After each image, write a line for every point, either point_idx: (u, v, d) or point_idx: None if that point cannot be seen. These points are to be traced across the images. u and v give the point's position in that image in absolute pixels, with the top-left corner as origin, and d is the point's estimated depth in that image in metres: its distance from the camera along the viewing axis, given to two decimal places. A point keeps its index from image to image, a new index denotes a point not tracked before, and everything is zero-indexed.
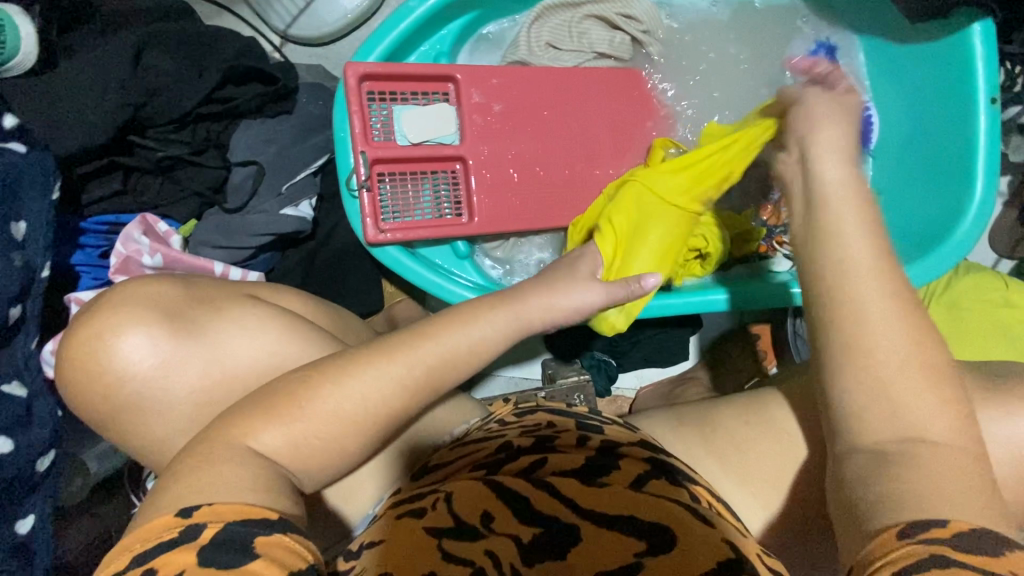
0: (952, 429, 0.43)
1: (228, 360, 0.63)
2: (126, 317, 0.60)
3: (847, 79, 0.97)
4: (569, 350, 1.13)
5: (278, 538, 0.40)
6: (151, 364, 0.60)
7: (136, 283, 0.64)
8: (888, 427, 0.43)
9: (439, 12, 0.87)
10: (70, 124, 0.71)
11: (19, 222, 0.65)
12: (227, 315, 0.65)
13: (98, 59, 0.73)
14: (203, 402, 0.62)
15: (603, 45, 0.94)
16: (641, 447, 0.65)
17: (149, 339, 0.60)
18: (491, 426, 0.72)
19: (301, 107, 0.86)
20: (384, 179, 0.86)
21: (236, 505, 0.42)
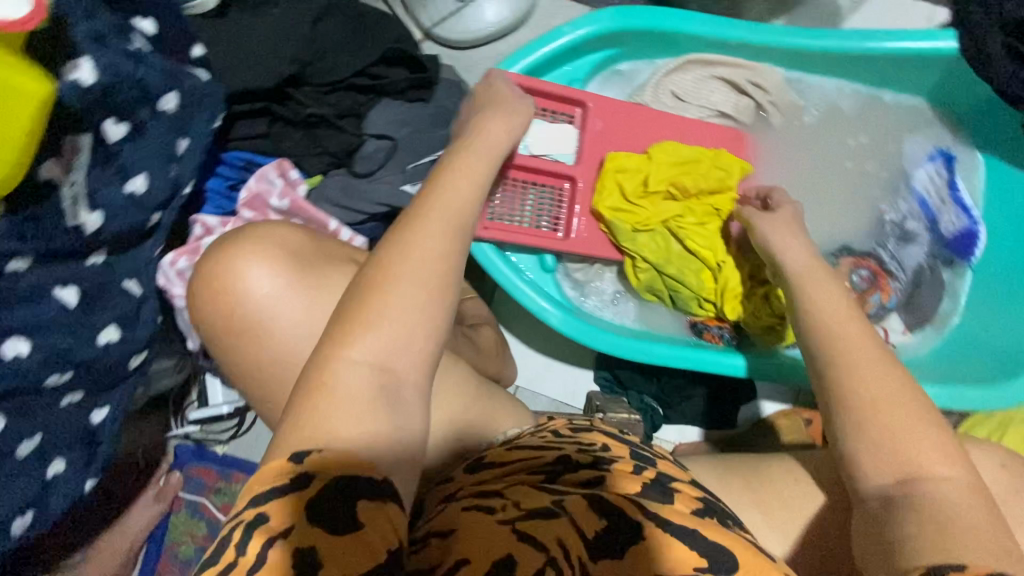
0: (949, 472, 0.54)
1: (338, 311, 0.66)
2: (264, 246, 0.66)
3: (959, 191, 0.98)
4: (619, 386, 1.13)
5: (382, 506, 0.42)
6: (271, 292, 0.65)
7: (274, 228, 0.70)
8: (891, 470, 0.55)
9: (585, 42, 0.93)
10: (246, 66, 0.77)
11: (183, 140, 0.68)
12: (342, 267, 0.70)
13: (282, 17, 0.80)
14: (305, 341, 0.66)
15: (727, 106, 0.98)
16: (695, 486, 0.67)
17: (273, 269, 0.66)
18: (545, 436, 0.74)
19: (437, 98, 0.92)
20: (497, 180, 0.90)
21: (346, 454, 0.44)
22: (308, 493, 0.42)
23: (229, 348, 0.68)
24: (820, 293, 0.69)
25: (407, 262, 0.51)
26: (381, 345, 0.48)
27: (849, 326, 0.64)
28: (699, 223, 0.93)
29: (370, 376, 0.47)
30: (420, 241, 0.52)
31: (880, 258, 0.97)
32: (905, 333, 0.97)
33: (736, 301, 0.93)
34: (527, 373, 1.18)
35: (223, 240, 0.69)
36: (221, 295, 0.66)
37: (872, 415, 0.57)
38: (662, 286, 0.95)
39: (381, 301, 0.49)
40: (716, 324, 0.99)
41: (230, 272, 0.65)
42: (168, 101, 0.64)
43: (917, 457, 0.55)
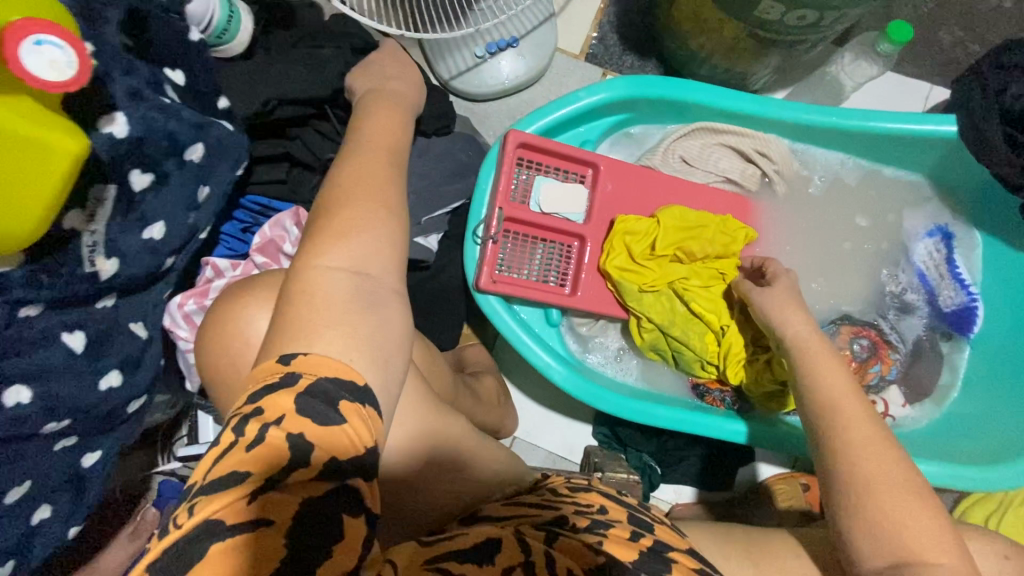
0: (940, 558, 0.57)
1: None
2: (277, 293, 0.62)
3: (958, 267, 1.00)
4: (618, 443, 1.12)
5: (358, 406, 0.48)
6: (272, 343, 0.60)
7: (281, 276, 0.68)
8: (882, 552, 0.58)
9: (599, 107, 0.95)
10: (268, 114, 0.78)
11: (205, 187, 0.69)
12: None
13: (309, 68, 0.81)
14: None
15: (734, 173, 1.01)
16: (689, 555, 0.70)
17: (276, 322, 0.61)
18: (544, 494, 0.76)
19: (454, 152, 0.94)
20: (508, 236, 0.92)
21: (329, 361, 0.49)
22: (298, 388, 0.47)
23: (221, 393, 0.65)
24: (825, 374, 0.70)
25: (349, 187, 0.61)
26: (351, 253, 0.56)
27: (852, 405, 0.67)
28: (703, 286, 0.95)
29: (346, 281, 0.55)
30: (355, 165, 0.63)
31: (880, 328, 0.98)
32: (904, 406, 0.97)
33: (738, 365, 0.94)
34: (526, 424, 1.16)
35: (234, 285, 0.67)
36: (224, 344, 0.62)
37: (872, 496, 0.60)
38: (666, 347, 0.96)
39: (328, 225, 0.58)
40: (718, 387, 0.99)
41: (238, 321, 0.61)
42: (195, 152, 0.65)
43: (912, 543, 0.57)
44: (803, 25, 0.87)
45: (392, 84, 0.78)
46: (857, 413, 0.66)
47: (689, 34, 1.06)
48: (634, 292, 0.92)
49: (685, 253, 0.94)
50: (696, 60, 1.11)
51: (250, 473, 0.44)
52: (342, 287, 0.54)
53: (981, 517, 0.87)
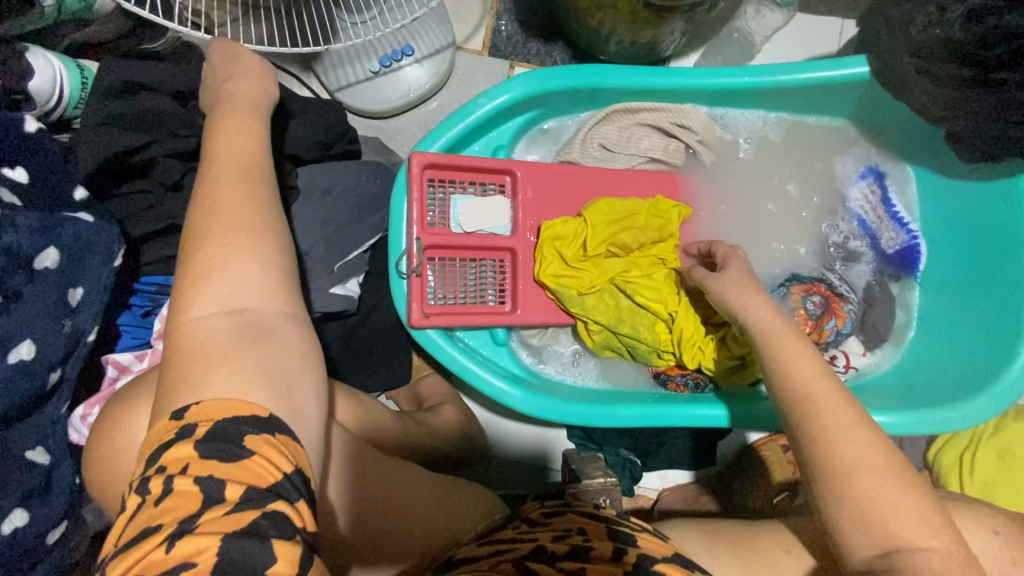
0: (931, 540, 0.52)
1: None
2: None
3: (894, 206, 0.98)
4: (594, 444, 1.09)
5: (264, 437, 0.44)
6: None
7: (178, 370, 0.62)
8: (873, 542, 0.53)
9: (504, 109, 0.90)
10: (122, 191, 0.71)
11: (77, 288, 0.64)
12: None
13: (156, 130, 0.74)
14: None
15: (657, 151, 0.97)
16: (676, 565, 0.65)
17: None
18: (519, 528, 0.72)
19: (360, 185, 0.87)
20: (434, 264, 0.87)
21: (223, 402, 0.45)
22: (195, 436, 0.43)
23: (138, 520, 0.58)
24: (781, 351, 0.65)
25: (205, 226, 0.52)
26: (219, 294, 0.50)
27: (822, 383, 0.62)
28: (647, 277, 0.91)
29: (224, 324, 0.50)
30: (213, 195, 0.54)
31: (830, 283, 0.96)
32: (866, 354, 0.97)
33: (698, 351, 0.91)
34: (499, 444, 1.13)
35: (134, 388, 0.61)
36: (124, 456, 0.56)
37: (848, 482, 0.55)
38: (620, 345, 0.92)
39: (199, 283, 0.50)
40: (680, 372, 0.96)
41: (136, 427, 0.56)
42: (49, 258, 0.61)
43: (892, 527, 0.52)
44: None
45: (229, 85, 0.65)
46: (821, 388, 0.61)
47: (587, 12, 1.00)
48: (575, 297, 0.88)
49: (618, 246, 0.90)
50: (602, 38, 1.06)
51: (163, 526, 0.39)
52: (232, 373, 0.47)
53: (954, 458, 0.86)
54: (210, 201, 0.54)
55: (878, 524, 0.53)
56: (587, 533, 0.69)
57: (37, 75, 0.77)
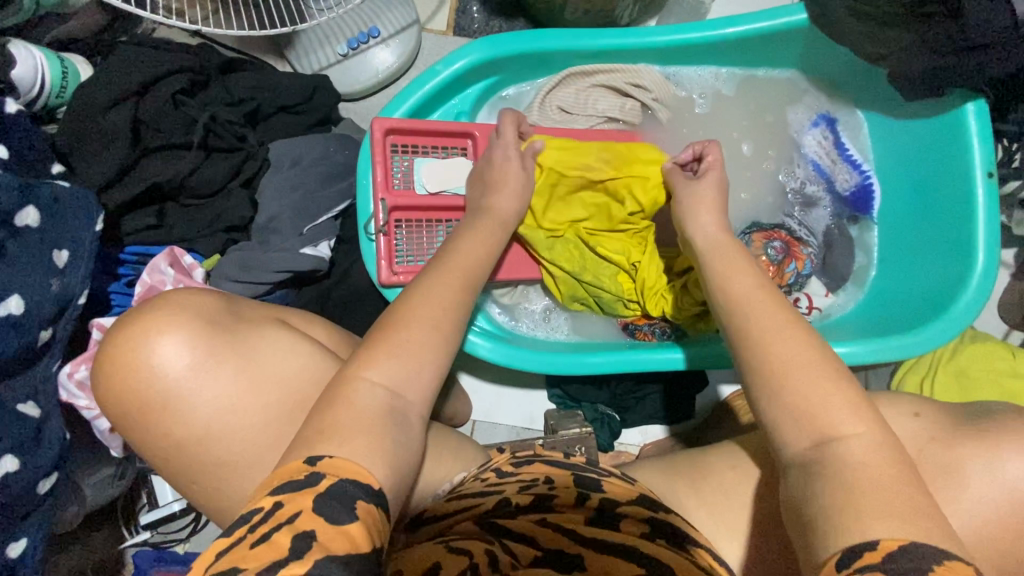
0: (858, 427, 0.54)
1: (268, 369, 0.68)
2: (178, 313, 0.66)
3: (847, 149, 1.01)
4: (573, 401, 1.11)
5: (371, 509, 0.47)
6: (187, 360, 0.65)
7: (167, 301, 0.68)
8: (805, 434, 0.55)
9: (462, 76, 0.94)
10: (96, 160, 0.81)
11: (62, 250, 0.68)
12: (260, 333, 0.70)
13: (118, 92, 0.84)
14: (232, 396, 0.66)
15: (614, 111, 1.00)
16: (641, 504, 0.65)
17: (189, 341, 0.65)
18: (487, 476, 0.70)
19: (329, 155, 0.92)
20: (401, 225, 0.91)
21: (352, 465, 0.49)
22: (318, 489, 0.46)
23: (149, 431, 0.66)
24: (719, 280, 0.68)
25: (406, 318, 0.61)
26: (395, 370, 0.57)
27: (754, 301, 0.65)
28: (608, 229, 0.96)
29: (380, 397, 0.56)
30: (426, 296, 0.64)
31: (789, 228, 0.98)
32: (828, 295, 1.00)
33: (663, 297, 0.95)
34: (482, 407, 1.16)
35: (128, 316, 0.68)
36: (129, 371, 0.64)
37: (774, 380, 0.57)
38: (584, 294, 0.97)
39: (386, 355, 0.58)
40: (647, 321, 1.00)
41: (139, 343, 0.64)
42: (29, 216, 0.66)
43: (822, 417, 0.55)
44: None
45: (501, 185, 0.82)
46: (748, 301, 0.65)
47: None
48: (544, 246, 0.93)
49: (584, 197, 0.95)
50: (557, 9, 1.10)
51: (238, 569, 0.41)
52: (361, 437, 0.51)
53: (917, 387, 0.88)
54: (433, 298, 0.64)
55: (807, 417, 0.55)
56: (553, 481, 0.67)
57: (19, 64, 0.83)
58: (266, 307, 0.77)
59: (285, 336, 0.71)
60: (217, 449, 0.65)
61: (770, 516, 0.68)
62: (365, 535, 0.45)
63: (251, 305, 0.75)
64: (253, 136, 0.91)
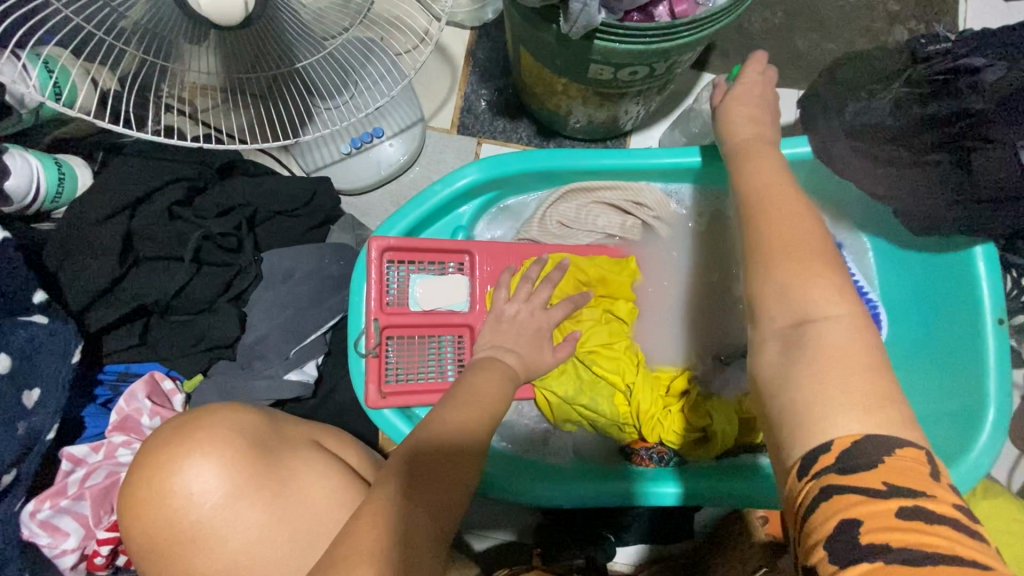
0: (839, 308, 0.48)
1: (304, 499, 0.61)
2: (216, 436, 0.60)
3: (854, 275, 0.99)
4: (565, 521, 1.06)
5: None
6: (222, 491, 0.58)
7: (203, 411, 0.62)
8: (789, 313, 0.49)
9: (462, 193, 0.93)
10: (81, 279, 0.79)
11: (33, 390, 0.66)
12: (300, 457, 0.63)
13: (107, 208, 0.83)
14: (264, 535, 0.59)
15: (614, 228, 0.99)
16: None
17: (223, 468, 0.58)
18: None
19: (324, 268, 0.91)
20: (392, 342, 0.88)
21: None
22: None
23: (173, 566, 0.58)
24: None
25: (440, 451, 0.61)
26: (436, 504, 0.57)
27: None
28: (607, 347, 0.93)
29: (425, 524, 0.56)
30: (455, 421, 0.64)
31: None
32: None
33: (665, 426, 0.92)
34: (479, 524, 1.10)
35: (165, 428, 0.62)
36: (157, 499, 0.58)
37: None
38: (581, 416, 0.92)
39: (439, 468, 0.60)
40: (644, 446, 0.95)
41: (170, 468, 0.58)
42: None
43: None
44: (638, 77, 0.87)
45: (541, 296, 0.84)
46: None
47: (545, 96, 1.05)
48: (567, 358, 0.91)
49: (601, 308, 0.95)
50: (561, 117, 1.10)
51: None
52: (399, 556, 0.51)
53: None
54: (466, 426, 0.64)
55: None
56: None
57: (13, 176, 0.83)
58: (302, 419, 0.70)
59: (321, 458, 0.65)
60: None
61: None
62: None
63: (289, 418, 0.68)
64: (248, 246, 0.89)
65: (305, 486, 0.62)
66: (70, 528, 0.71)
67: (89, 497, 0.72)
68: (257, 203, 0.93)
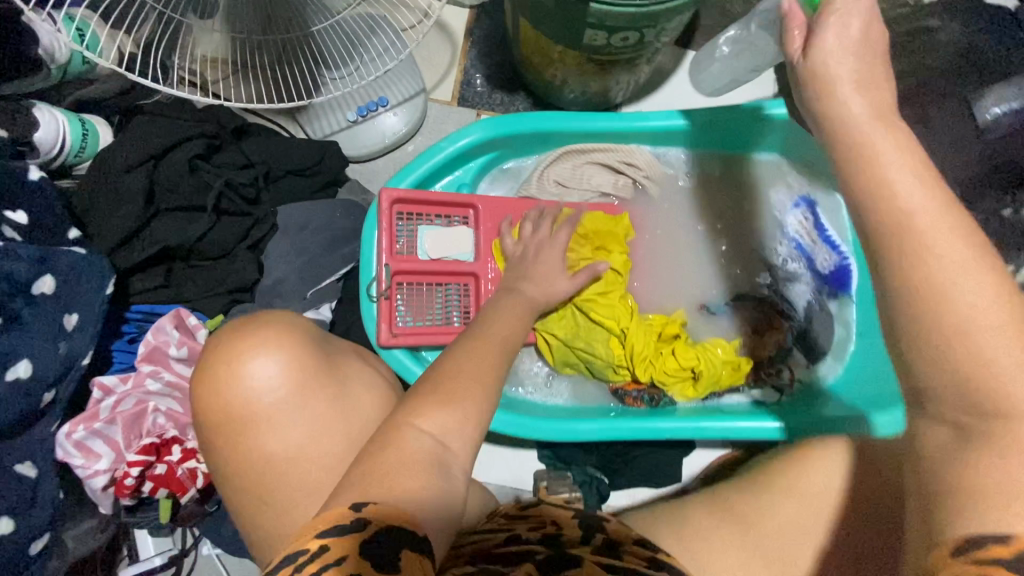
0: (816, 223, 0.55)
1: (355, 404, 0.64)
2: (282, 332, 0.63)
3: (827, 230, 1.08)
4: (563, 464, 1.12)
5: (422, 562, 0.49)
6: (283, 383, 0.61)
7: (256, 316, 0.66)
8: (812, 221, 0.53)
9: (465, 151, 0.99)
10: (110, 223, 0.84)
11: (71, 314, 0.71)
12: (348, 362, 0.67)
13: (132, 157, 0.87)
14: (323, 425, 0.61)
15: (607, 187, 1.06)
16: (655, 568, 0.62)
17: (284, 360, 0.61)
18: (499, 519, 0.73)
19: (336, 220, 0.97)
20: (402, 288, 0.94)
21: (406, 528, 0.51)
22: (365, 535, 0.48)
23: (231, 453, 0.61)
24: None
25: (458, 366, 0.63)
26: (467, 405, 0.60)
27: None
28: (603, 295, 0.99)
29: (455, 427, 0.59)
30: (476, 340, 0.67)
31: (772, 302, 1.05)
32: (808, 366, 1.04)
33: (660, 366, 0.99)
34: (485, 468, 1.17)
35: (225, 328, 0.65)
36: (224, 386, 0.60)
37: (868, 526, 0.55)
38: (584, 358, 0.99)
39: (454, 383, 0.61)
40: (636, 387, 1.02)
41: (237, 356, 0.61)
42: (45, 284, 0.69)
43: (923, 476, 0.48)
44: (629, 44, 0.94)
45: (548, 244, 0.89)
46: None
47: (541, 66, 1.12)
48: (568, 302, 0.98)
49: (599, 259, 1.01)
50: (556, 87, 1.17)
51: None
52: (410, 478, 0.54)
53: None
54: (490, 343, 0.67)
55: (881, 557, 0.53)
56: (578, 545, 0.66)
57: (41, 128, 0.87)
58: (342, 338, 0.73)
59: (364, 367, 0.69)
60: (293, 478, 0.60)
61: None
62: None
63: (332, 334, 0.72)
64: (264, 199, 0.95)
65: (354, 387, 0.65)
66: (102, 450, 0.77)
67: (120, 423, 0.77)
68: (271, 157, 0.97)
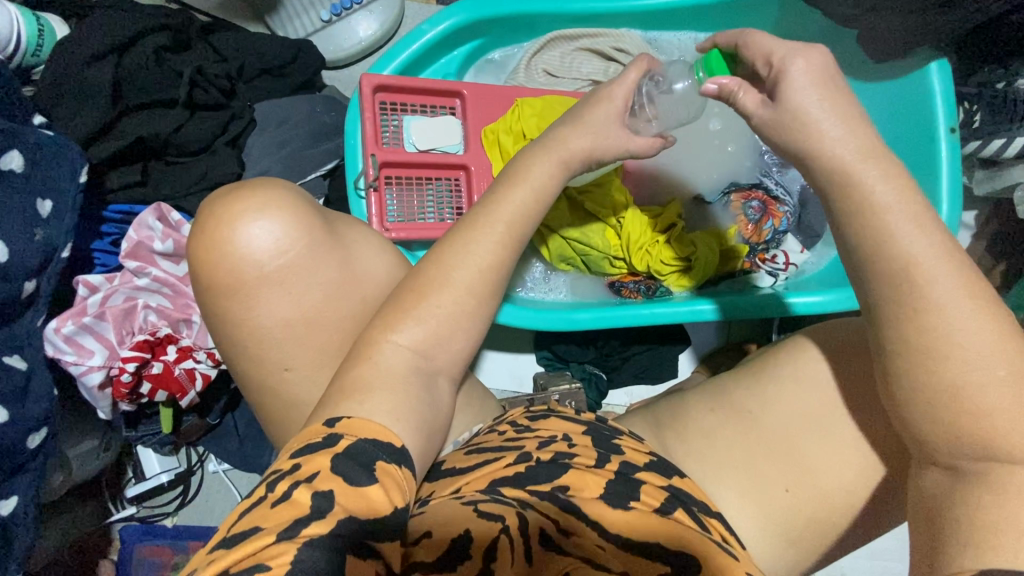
0: (807, 52, 0.54)
1: (354, 265, 0.64)
2: (274, 197, 0.60)
3: None
4: (561, 362, 1.12)
5: (393, 468, 0.48)
6: (283, 249, 0.59)
7: (257, 179, 0.63)
8: None
9: (448, 36, 0.95)
10: (76, 118, 0.79)
11: (46, 201, 0.68)
12: (352, 232, 0.66)
13: (91, 43, 0.81)
14: (327, 289, 0.61)
15: (598, 74, 1.01)
16: (657, 472, 0.60)
17: (279, 227, 0.59)
18: (503, 430, 0.65)
19: (316, 116, 0.92)
20: (391, 183, 0.91)
21: (371, 424, 0.50)
22: (337, 449, 0.47)
23: (233, 314, 0.60)
24: None
25: (449, 237, 0.61)
26: (465, 264, 0.59)
27: None
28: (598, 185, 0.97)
29: (444, 301, 0.58)
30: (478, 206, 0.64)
31: (767, 187, 1.03)
32: (803, 251, 1.04)
33: (660, 254, 0.98)
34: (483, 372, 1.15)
35: (218, 194, 0.62)
36: (218, 250, 0.58)
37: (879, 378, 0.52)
38: (587, 249, 0.98)
39: (446, 255, 0.60)
40: (632, 279, 1.02)
41: (231, 223, 0.58)
42: (13, 160, 0.66)
43: (944, 376, 0.48)
44: None
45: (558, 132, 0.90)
46: None
47: None
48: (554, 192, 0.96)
49: None
50: None
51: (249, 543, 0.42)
52: (382, 397, 0.52)
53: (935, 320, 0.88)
54: (494, 204, 0.63)
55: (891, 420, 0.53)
56: (572, 437, 0.62)
57: None
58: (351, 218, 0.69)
59: (367, 236, 0.68)
60: (296, 337, 0.61)
61: (777, 478, 0.65)
62: (382, 495, 0.46)
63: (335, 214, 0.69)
64: (240, 91, 0.90)
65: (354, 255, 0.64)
66: (93, 347, 0.76)
67: (110, 318, 0.77)
68: (241, 50, 0.91)
